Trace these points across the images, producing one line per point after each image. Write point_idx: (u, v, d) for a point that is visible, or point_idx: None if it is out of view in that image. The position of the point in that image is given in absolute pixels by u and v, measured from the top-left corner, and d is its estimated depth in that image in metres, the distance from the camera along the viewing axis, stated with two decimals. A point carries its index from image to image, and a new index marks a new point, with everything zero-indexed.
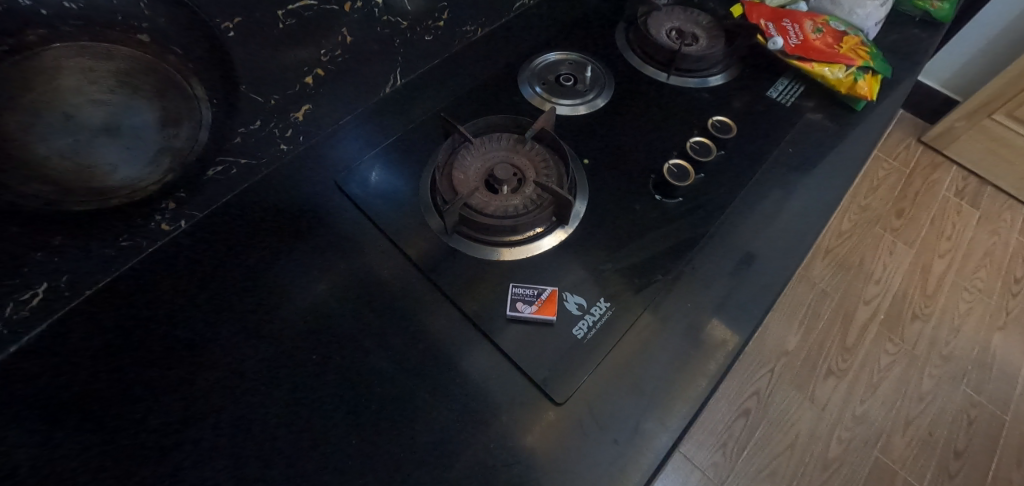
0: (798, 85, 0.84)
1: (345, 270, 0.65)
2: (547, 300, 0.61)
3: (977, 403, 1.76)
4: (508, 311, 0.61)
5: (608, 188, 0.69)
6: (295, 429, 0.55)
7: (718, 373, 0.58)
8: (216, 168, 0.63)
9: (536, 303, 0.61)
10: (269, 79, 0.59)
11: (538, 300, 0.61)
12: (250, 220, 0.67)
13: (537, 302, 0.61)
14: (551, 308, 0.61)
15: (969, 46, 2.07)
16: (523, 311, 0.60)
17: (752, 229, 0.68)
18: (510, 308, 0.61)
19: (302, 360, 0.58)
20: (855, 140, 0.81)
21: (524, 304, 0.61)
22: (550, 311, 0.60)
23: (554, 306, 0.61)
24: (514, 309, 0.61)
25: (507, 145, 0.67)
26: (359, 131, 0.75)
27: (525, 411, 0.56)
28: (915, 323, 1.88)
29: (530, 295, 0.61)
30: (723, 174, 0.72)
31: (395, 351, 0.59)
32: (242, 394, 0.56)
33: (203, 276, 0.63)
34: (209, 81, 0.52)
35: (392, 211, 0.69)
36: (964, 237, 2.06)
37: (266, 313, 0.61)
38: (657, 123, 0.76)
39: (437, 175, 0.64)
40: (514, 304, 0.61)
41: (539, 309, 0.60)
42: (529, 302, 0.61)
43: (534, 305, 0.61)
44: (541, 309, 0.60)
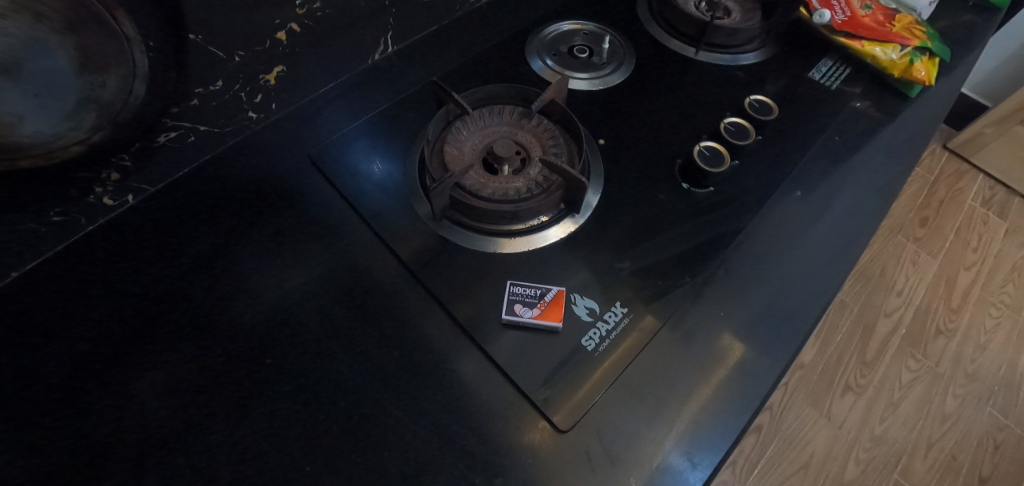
0: (845, 67, 0.74)
1: (314, 261, 0.55)
2: (551, 303, 0.52)
3: (1004, 426, 1.64)
4: (505, 315, 0.51)
5: (626, 174, 0.60)
6: (242, 449, 0.45)
7: (756, 399, 0.48)
8: (169, 133, 0.54)
9: (538, 306, 0.51)
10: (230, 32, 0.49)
11: (541, 303, 0.52)
12: (208, 198, 0.58)
13: (539, 305, 0.52)
14: (557, 313, 0.51)
15: (1004, 48, 1.95)
16: (522, 315, 0.51)
17: (792, 227, 0.58)
18: (508, 311, 0.51)
19: (256, 365, 0.49)
20: (906, 131, 0.71)
21: (524, 307, 0.51)
22: (556, 316, 0.51)
23: (560, 311, 0.51)
24: (512, 313, 0.51)
25: (510, 119, 0.57)
26: (341, 103, 0.65)
27: (521, 438, 0.46)
28: (939, 339, 1.77)
29: (531, 296, 0.52)
30: (760, 164, 0.62)
31: (367, 359, 0.49)
32: (181, 405, 0.47)
33: (147, 261, 0.54)
34: (149, 23, 0.43)
35: (375, 194, 0.60)
36: (992, 250, 1.95)
37: (218, 309, 0.52)
38: (683, 102, 0.66)
39: (426, 150, 0.54)
40: (512, 307, 0.51)
41: (541, 314, 0.51)
42: (529, 305, 0.52)
43: (536, 308, 0.51)
44: (545, 314, 0.51)
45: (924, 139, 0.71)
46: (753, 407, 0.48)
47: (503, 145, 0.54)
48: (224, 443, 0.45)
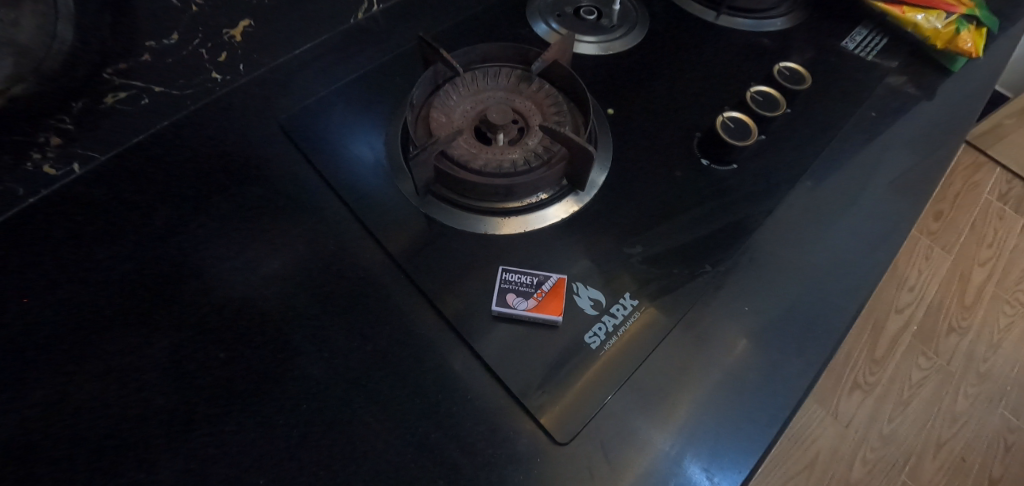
0: (881, 38, 0.67)
1: (280, 242, 0.49)
2: (550, 293, 0.45)
3: (1016, 428, 1.53)
4: (495, 307, 0.45)
5: (637, 149, 0.53)
6: (190, 454, 0.39)
7: (786, 407, 0.42)
8: (118, 94, 0.49)
9: (534, 297, 0.45)
10: None
11: (538, 293, 0.45)
12: (158, 165, 0.51)
13: (536, 296, 0.45)
14: (556, 305, 0.45)
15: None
16: (516, 307, 0.45)
17: (822, 213, 0.52)
18: (500, 302, 0.45)
19: (208, 360, 0.42)
20: (947, 107, 0.64)
21: (518, 298, 0.45)
22: (555, 308, 0.44)
23: (560, 303, 0.45)
24: (504, 305, 0.45)
25: (507, 83, 0.51)
26: (318, 67, 0.58)
27: (513, 451, 0.40)
28: (950, 337, 1.64)
29: (526, 285, 0.46)
30: (786, 140, 0.55)
31: (338, 355, 0.43)
32: (118, 405, 0.40)
33: (91, 238, 0.47)
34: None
35: (355, 167, 0.53)
36: (1009, 245, 1.79)
37: (167, 293, 0.45)
38: (702, 71, 0.59)
39: (410, 116, 0.48)
40: (504, 298, 0.45)
41: (538, 306, 0.45)
42: (524, 295, 0.45)
43: (532, 299, 0.45)
44: (543, 306, 0.45)
45: (967, 118, 0.64)
46: (782, 416, 0.41)
47: (499, 112, 0.47)
48: (166, 451, 0.39)
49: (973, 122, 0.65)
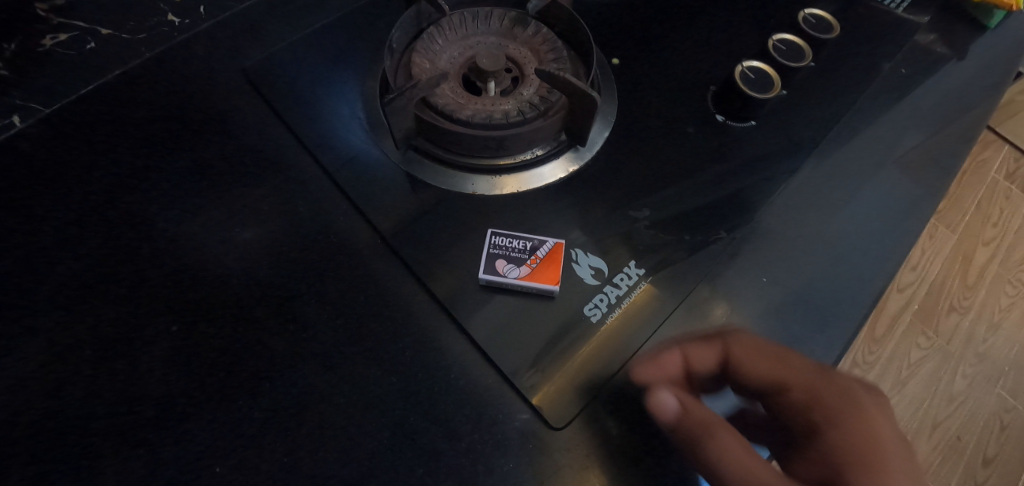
0: None
1: (244, 204, 0.44)
2: (544, 260, 0.41)
3: (1013, 408, 1.46)
4: (483, 275, 0.40)
5: (643, 104, 0.48)
6: (140, 432, 0.35)
7: None
8: (58, 35, 0.46)
9: (527, 264, 0.41)
10: None
11: (531, 260, 0.41)
12: (106, 115, 0.45)
13: (529, 262, 0.41)
14: (552, 272, 0.40)
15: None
16: (506, 274, 0.40)
17: (844, 178, 0.47)
18: (488, 269, 0.40)
19: (161, 332, 0.38)
20: (982, 66, 0.59)
21: (509, 264, 0.40)
22: (550, 276, 0.40)
23: (556, 271, 0.40)
24: (493, 272, 0.40)
25: (499, 25, 0.45)
26: (290, 12, 0.53)
27: (502, 434, 0.36)
28: (951, 316, 1.54)
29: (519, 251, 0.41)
30: (806, 96, 0.50)
31: (309, 329, 0.39)
32: (59, 382, 0.36)
33: (32, 196, 0.42)
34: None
35: (329, 121, 0.48)
36: (1014, 224, 1.67)
37: (117, 258, 0.40)
38: (715, 19, 0.53)
39: (389, 62, 0.42)
40: (493, 265, 0.41)
41: (532, 273, 0.40)
42: (516, 262, 0.41)
43: (525, 266, 0.40)
44: (537, 275, 0.40)
45: (1003, 78, 0.59)
46: None
47: (490, 56, 0.42)
48: (113, 429, 0.35)
49: (1009, 82, 0.59)
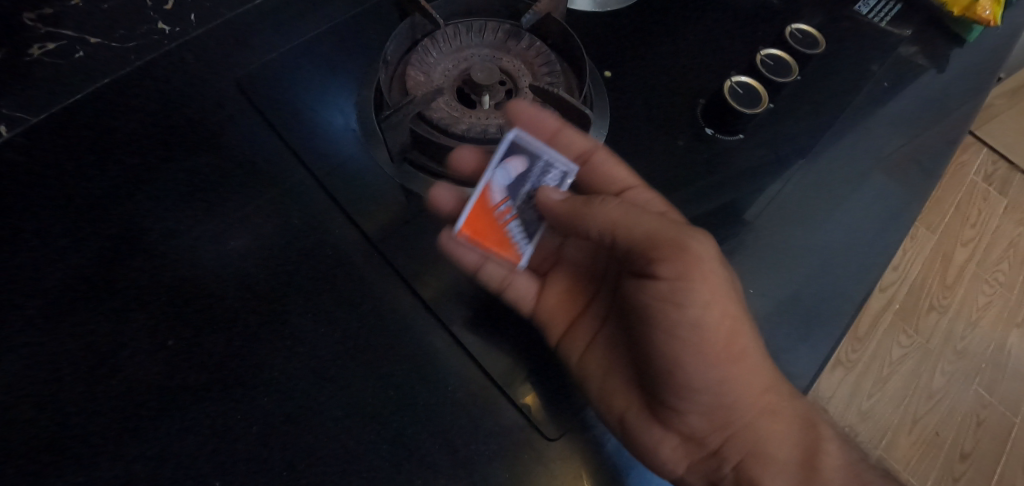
0: (896, 2, 0.61)
1: (237, 216, 0.44)
2: (487, 222, 0.42)
3: (988, 404, 1.50)
4: (504, 148, 0.40)
5: (633, 117, 0.49)
6: (132, 447, 0.35)
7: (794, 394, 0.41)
8: (46, 45, 0.43)
9: (497, 199, 0.42)
10: None
11: (504, 214, 0.43)
12: (97, 128, 0.45)
13: (497, 199, 0.42)
14: (481, 232, 0.42)
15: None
16: (514, 171, 0.42)
17: (829, 189, 0.49)
18: (511, 142, 0.41)
19: (156, 348, 0.38)
20: (959, 79, 0.61)
21: (506, 178, 0.41)
22: (494, 240, 0.43)
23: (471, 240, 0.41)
24: (514, 159, 0.41)
25: (495, 38, 0.45)
26: (281, 19, 0.52)
27: (500, 446, 0.37)
28: (931, 315, 1.58)
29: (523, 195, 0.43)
30: (796, 107, 0.51)
31: (305, 343, 0.39)
32: (54, 401, 0.35)
33: (22, 207, 0.41)
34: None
35: (323, 132, 0.48)
36: (990, 225, 1.71)
37: (110, 274, 0.40)
38: (704, 33, 0.54)
39: (384, 75, 0.43)
40: (529, 166, 0.42)
41: (485, 195, 0.41)
42: (515, 191, 0.42)
43: (503, 203, 0.42)
44: (483, 204, 0.41)
45: (978, 90, 0.61)
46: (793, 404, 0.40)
47: (485, 70, 0.42)
48: (108, 445, 0.35)
49: (984, 95, 0.61)
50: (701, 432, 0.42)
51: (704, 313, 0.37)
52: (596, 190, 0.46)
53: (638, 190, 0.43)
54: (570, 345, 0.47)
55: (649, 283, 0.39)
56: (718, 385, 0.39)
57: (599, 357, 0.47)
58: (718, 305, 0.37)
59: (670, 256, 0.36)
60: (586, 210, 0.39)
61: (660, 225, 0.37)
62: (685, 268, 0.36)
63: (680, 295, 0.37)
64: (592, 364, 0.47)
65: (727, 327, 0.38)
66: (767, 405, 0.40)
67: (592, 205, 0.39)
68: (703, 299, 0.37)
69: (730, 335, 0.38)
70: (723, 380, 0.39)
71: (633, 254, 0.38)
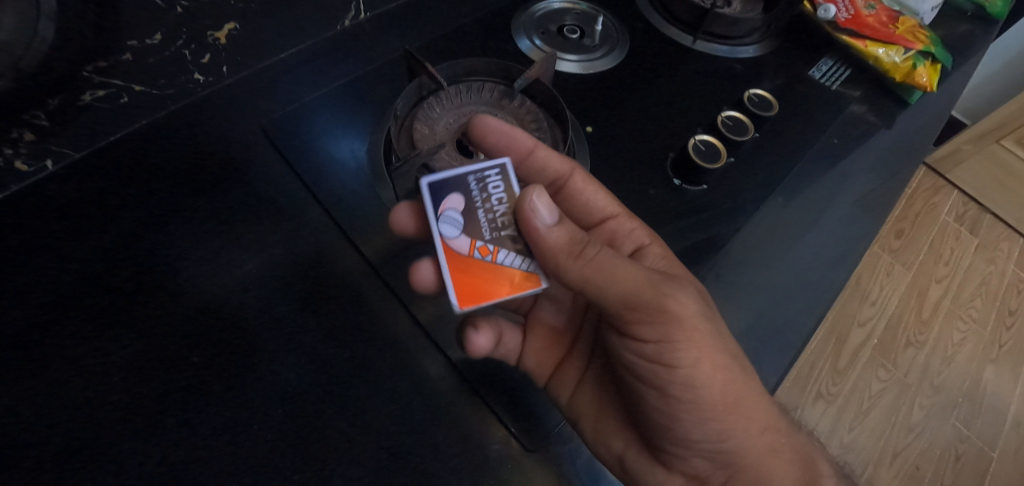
0: (846, 67, 0.69)
1: (258, 248, 0.49)
2: (478, 273, 0.44)
3: (965, 438, 1.53)
4: (432, 201, 0.44)
5: (612, 168, 0.55)
6: (161, 455, 0.39)
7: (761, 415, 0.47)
8: (96, 92, 0.48)
9: (467, 248, 0.44)
10: None
11: (480, 254, 0.44)
12: (131, 165, 0.50)
13: (468, 248, 0.44)
14: (474, 286, 0.44)
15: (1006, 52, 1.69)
16: (458, 215, 0.45)
17: (783, 235, 0.56)
18: (436, 199, 0.44)
19: (182, 362, 0.42)
20: (899, 137, 0.70)
21: (457, 227, 0.44)
22: (482, 287, 0.44)
23: (476, 299, 0.44)
24: (450, 204, 0.45)
25: (490, 98, 0.54)
26: (301, 71, 0.58)
27: (484, 456, 0.43)
28: (908, 351, 1.63)
29: (484, 226, 0.45)
30: (755, 162, 0.58)
31: (316, 364, 0.44)
32: (91, 414, 0.40)
33: (65, 236, 0.46)
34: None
35: (337, 174, 0.54)
36: (963, 264, 1.79)
37: (142, 298, 0.45)
38: (676, 95, 0.61)
39: (393, 127, 0.50)
40: (470, 197, 0.45)
41: (454, 254, 0.44)
42: (473, 228, 0.45)
43: (472, 247, 0.44)
44: (457, 262, 0.44)
45: (910, 151, 0.71)
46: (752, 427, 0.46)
47: None
48: (139, 453, 0.39)
49: (916, 156, 0.71)
50: (704, 472, 0.48)
51: (693, 371, 0.42)
52: (581, 217, 0.55)
53: (621, 219, 0.52)
54: (563, 387, 0.54)
55: (638, 344, 0.43)
56: (716, 434, 0.45)
57: (592, 396, 0.54)
58: (706, 362, 0.42)
59: (653, 315, 0.41)
60: (570, 260, 0.41)
61: (639, 285, 0.41)
62: (666, 330, 0.41)
63: (670, 352, 0.42)
64: (584, 402, 0.53)
65: (718, 380, 0.43)
66: (769, 444, 0.45)
67: (575, 258, 0.41)
68: (690, 358, 0.42)
69: (722, 387, 0.43)
70: (724, 430, 0.44)
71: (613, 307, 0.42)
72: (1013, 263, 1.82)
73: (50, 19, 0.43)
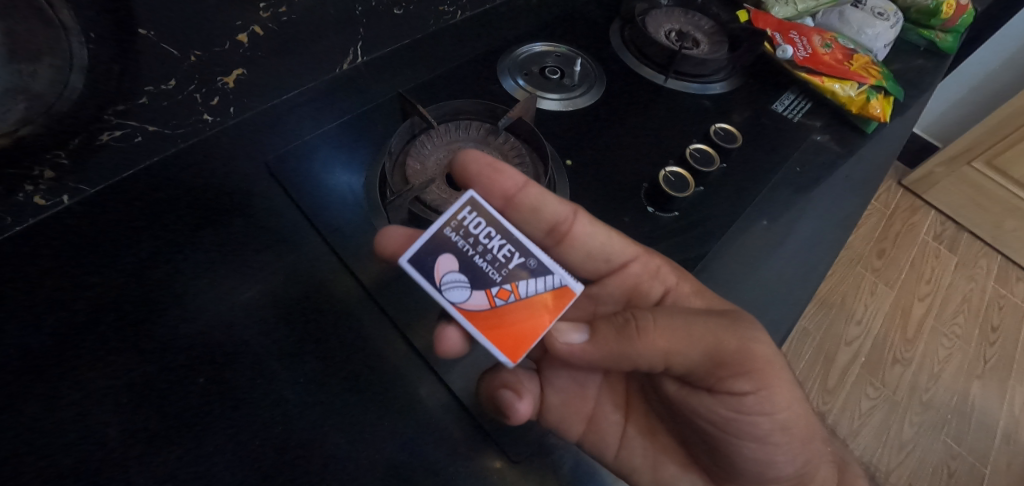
0: (806, 100, 0.75)
1: (261, 276, 0.52)
2: (510, 317, 0.43)
3: (957, 454, 1.54)
4: (426, 278, 0.43)
5: (591, 196, 0.59)
6: (170, 475, 0.42)
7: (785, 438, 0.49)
8: (114, 132, 0.49)
9: (486, 299, 0.42)
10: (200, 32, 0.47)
11: (501, 299, 0.42)
12: (142, 202, 0.53)
13: (487, 299, 0.42)
14: (510, 333, 0.43)
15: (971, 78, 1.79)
16: (458, 274, 0.43)
17: (752, 259, 0.61)
18: (429, 273, 0.43)
19: (189, 384, 0.45)
20: (860, 160, 0.75)
21: (464, 285, 0.42)
22: (512, 333, 0.43)
23: (519, 344, 0.42)
24: (445, 269, 0.43)
25: (477, 135, 0.59)
26: (303, 112, 0.63)
27: (474, 468, 0.46)
28: (896, 368, 1.65)
29: (488, 270, 0.43)
30: (723, 191, 0.63)
31: (315, 385, 0.47)
32: (103, 435, 0.42)
33: (82, 268, 0.49)
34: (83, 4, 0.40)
35: (335, 207, 0.58)
36: (943, 282, 1.84)
37: (151, 324, 0.48)
38: (649, 129, 0.66)
39: (388, 164, 0.55)
40: (457, 250, 0.43)
41: (478, 313, 0.42)
42: (478, 277, 0.43)
43: (491, 298, 0.42)
44: (483, 320, 0.42)
45: (870, 177, 0.76)
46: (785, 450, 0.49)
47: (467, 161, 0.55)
48: (148, 471, 0.41)
49: (876, 182, 0.77)
50: None
51: (769, 416, 0.45)
52: (596, 260, 0.56)
53: (643, 258, 0.54)
54: (607, 441, 0.56)
55: (727, 396, 0.45)
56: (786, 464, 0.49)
57: (642, 445, 0.57)
58: (785, 406, 0.46)
59: (742, 366, 0.43)
60: (636, 341, 0.43)
61: (718, 337, 0.43)
62: (762, 377, 0.44)
63: (747, 399, 0.44)
64: (635, 455, 0.56)
65: (787, 416, 0.47)
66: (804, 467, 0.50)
67: (638, 336, 0.43)
68: (782, 404, 0.45)
69: (791, 418, 0.47)
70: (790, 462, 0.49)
71: (698, 366, 0.43)
72: (992, 280, 1.88)
73: (82, 72, 0.42)
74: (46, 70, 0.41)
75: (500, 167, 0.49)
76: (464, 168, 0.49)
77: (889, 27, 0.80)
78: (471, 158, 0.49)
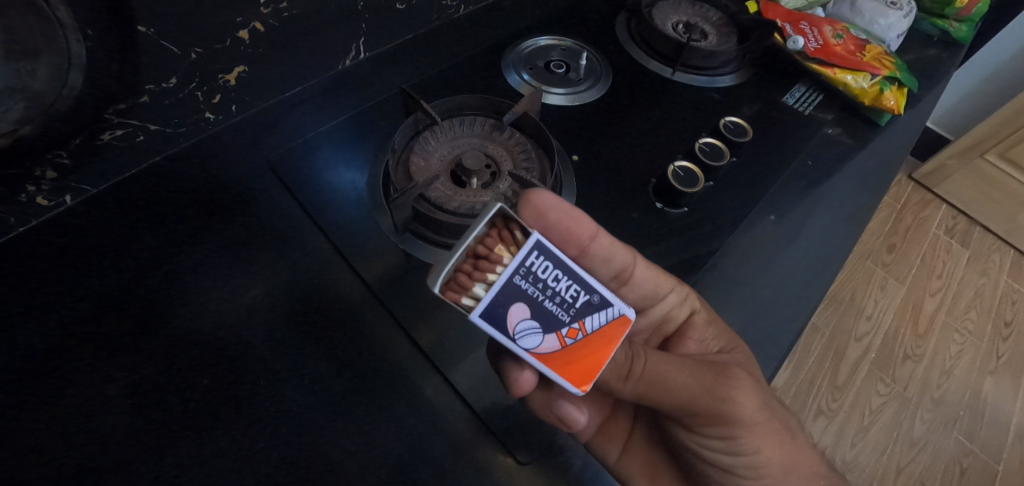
0: (817, 92, 0.73)
1: (263, 275, 0.52)
2: (579, 352, 0.42)
3: (969, 452, 1.52)
4: (500, 333, 0.40)
5: (598, 191, 0.58)
6: (169, 476, 0.41)
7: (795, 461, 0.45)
8: (115, 131, 0.48)
9: (557, 340, 0.42)
10: (197, 28, 0.46)
11: (573, 339, 0.42)
12: (143, 200, 0.53)
13: (558, 340, 0.42)
14: (581, 368, 0.42)
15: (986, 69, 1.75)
16: (530, 321, 0.41)
17: (763, 253, 0.60)
18: (500, 323, 0.40)
19: (190, 385, 0.45)
20: (873, 152, 0.73)
21: (537, 330, 0.41)
22: (582, 369, 0.42)
23: (592, 376, 0.42)
24: (517, 319, 0.40)
25: (482, 131, 0.58)
26: (305, 109, 0.62)
27: (479, 469, 0.45)
28: (906, 364, 1.63)
29: (558, 312, 0.41)
30: (732, 186, 0.61)
31: (319, 382, 0.46)
32: (104, 437, 0.42)
33: (84, 268, 0.49)
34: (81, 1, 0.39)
35: (339, 205, 0.57)
36: (955, 276, 1.81)
37: (152, 325, 0.47)
38: (656, 123, 0.65)
39: (392, 160, 0.54)
40: (528, 296, 0.41)
41: (551, 355, 0.42)
42: (551, 320, 0.41)
43: (564, 338, 0.42)
44: (556, 360, 0.42)
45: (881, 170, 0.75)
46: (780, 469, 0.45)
47: (474, 157, 0.54)
48: (149, 474, 0.41)
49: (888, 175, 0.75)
50: None
51: (753, 457, 0.44)
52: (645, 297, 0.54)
53: (681, 289, 0.52)
54: (608, 448, 0.54)
55: (702, 436, 0.45)
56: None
57: (641, 457, 0.56)
58: (764, 450, 0.44)
59: (717, 421, 0.43)
60: (622, 382, 0.44)
61: (697, 392, 0.43)
62: (733, 426, 0.43)
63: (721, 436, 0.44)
64: (635, 471, 0.54)
65: (770, 459, 0.45)
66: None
67: (625, 378, 0.44)
68: (754, 449, 0.44)
69: (776, 464, 0.45)
70: None
71: (675, 411, 0.44)
72: (1005, 275, 1.84)
73: (81, 70, 0.42)
74: (44, 68, 0.39)
75: (578, 215, 0.48)
76: (543, 214, 0.46)
77: (903, 16, 0.78)
78: (551, 203, 0.46)
